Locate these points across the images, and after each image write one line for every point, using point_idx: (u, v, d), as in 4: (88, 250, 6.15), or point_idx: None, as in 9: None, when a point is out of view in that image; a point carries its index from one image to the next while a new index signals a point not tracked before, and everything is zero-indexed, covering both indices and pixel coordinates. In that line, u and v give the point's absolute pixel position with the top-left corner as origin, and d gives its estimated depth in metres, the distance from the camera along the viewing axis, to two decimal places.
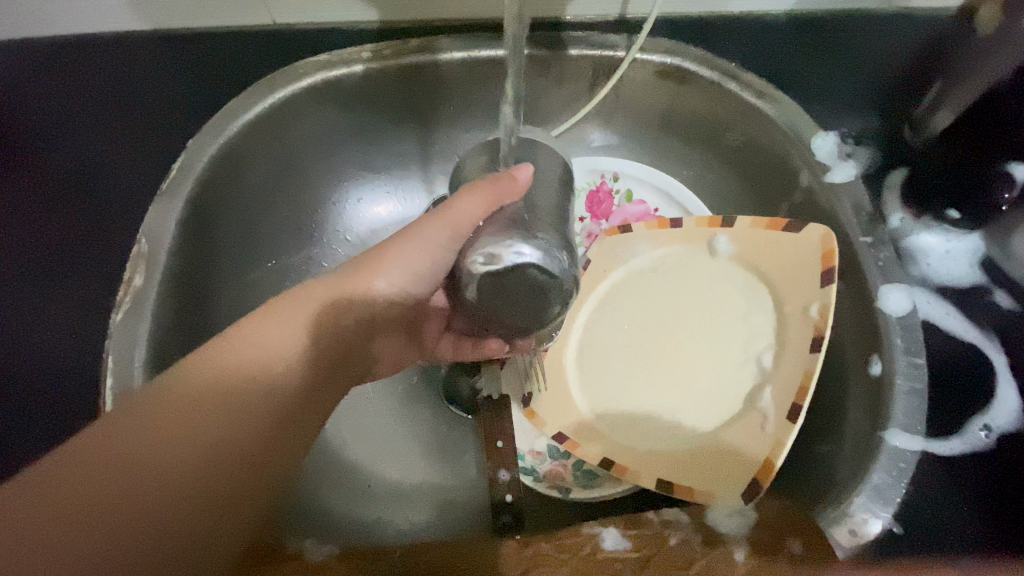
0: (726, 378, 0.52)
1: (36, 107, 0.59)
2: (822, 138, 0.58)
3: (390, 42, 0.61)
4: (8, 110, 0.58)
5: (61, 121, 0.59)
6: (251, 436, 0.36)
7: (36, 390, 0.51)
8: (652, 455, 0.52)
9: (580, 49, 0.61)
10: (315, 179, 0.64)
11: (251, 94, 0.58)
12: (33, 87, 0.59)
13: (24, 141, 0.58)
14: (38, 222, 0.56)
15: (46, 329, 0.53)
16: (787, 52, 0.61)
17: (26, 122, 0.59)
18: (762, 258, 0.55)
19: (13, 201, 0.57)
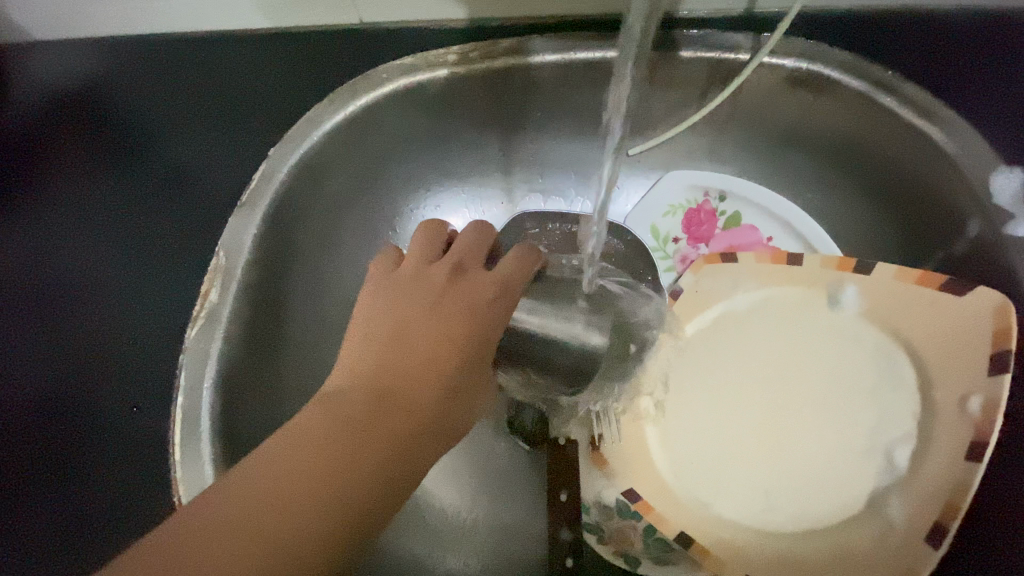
0: (844, 461, 0.47)
1: (131, 101, 0.59)
2: (1004, 176, 0.46)
3: (477, 43, 0.56)
4: (108, 102, 0.59)
5: (152, 116, 0.59)
6: (378, 447, 0.32)
7: (109, 391, 0.52)
8: (735, 537, 0.47)
9: (694, 50, 0.53)
10: (392, 187, 0.61)
11: (335, 99, 0.55)
12: (131, 81, 0.59)
13: (121, 135, 0.59)
14: (125, 219, 0.57)
15: (124, 330, 0.54)
16: (954, 60, 0.50)
17: (121, 115, 0.59)
18: (907, 323, 0.47)
19: (106, 194, 0.58)
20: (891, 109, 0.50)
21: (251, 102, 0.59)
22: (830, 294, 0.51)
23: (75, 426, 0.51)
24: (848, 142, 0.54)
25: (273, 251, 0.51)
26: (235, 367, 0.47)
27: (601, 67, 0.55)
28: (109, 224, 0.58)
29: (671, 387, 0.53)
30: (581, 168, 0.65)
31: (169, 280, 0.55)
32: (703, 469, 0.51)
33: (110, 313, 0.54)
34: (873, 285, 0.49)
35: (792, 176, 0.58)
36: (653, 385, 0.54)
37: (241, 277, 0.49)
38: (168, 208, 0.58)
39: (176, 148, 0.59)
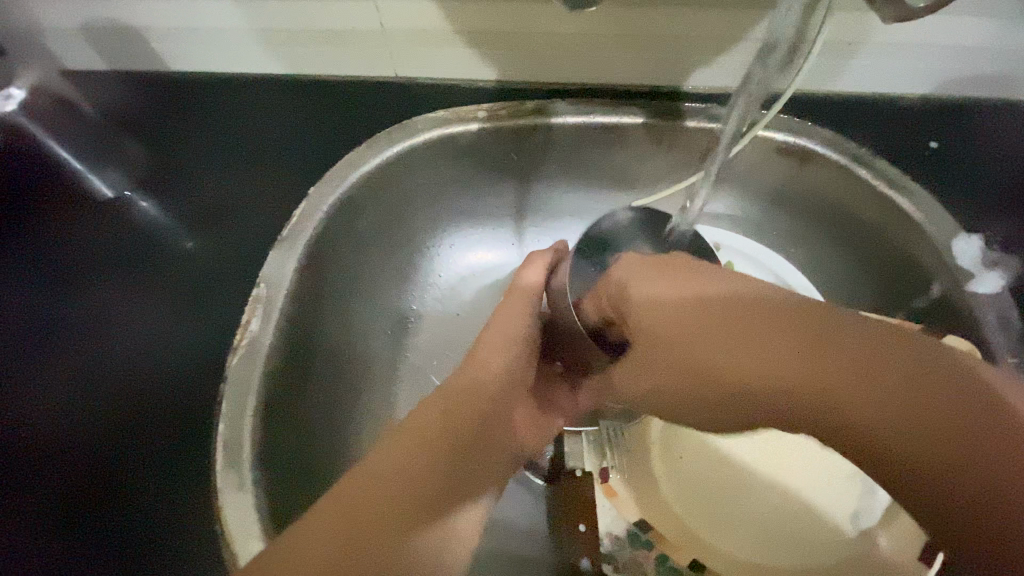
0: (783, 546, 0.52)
1: (215, 168, 0.63)
2: (964, 242, 0.53)
3: (505, 103, 0.62)
4: (209, 171, 0.63)
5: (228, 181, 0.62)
6: None
7: (172, 450, 0.53)
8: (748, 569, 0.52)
9: (697, 121, 0.60)
10: (418, 227, 0.65)
11: (371, 146, 0.60)
12: (216, 149, 0.63)
13: (226, 197, 0.62)
14: (196, 298, 0.58)
15: (187, 384, 0.55)
16: (923, 133, 0.57)
17: (187, 181, 0.63)
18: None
19: (195, 272, 0.59)
20: (867, 180, 0.56)
21: (290, 148, 0.63)
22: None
23: (147, 471, 0.52)
24: (831, 206, 0.59)
25: (312, 285, 0.54)
26: (273, 398, 0.48)
27: (617, 131, 0.62)
28: (114, 277, 0.59)
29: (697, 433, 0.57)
30: (588, 218, 0.69)
31: (223, 326, 0.57)
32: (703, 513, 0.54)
33: (93, 320, 0.58)
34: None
35: (783, 231, 0.63)
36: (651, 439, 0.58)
37: (283, 310, 0.51)
38: (226, 286, 0.59)
39: (250, 205, 0.61)
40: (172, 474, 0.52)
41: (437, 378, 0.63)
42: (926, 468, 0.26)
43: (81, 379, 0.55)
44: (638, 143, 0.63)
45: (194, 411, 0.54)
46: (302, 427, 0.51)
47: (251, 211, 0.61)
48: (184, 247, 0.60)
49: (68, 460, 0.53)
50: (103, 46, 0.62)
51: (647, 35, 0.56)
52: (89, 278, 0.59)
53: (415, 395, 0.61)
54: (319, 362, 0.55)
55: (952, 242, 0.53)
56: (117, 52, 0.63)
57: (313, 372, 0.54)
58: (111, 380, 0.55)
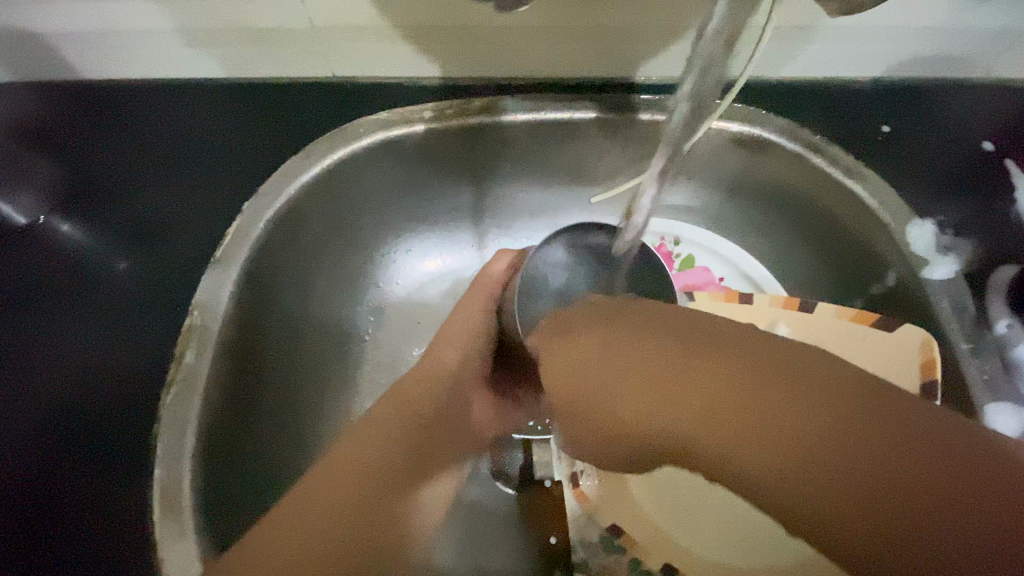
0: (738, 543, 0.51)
1: (139, 181, 0.58)
2: (918, 228, 0.53)
3: (452, 100, 0.59)
4: (133, 184, 0.58)
5: (156, 195, 0.57)
6: None
7: (94, 494, 0.48)
8: (719, 569, 0.51)
9: (650, 113, 0.58)
10: (369, 235, 0.61)
11: (311, 153, 0.56)
12: (139, 160, 0.58)
13: (153, 211, 0.57)
14: (122, 323, 0.53)
15: (114, 418, 0.50)
16: (875, 118, 0.57)
17: (109, 197, 0.58)
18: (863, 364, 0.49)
19: (122, 296, 0.54)
20: (822, 167, 0.55)
21: (224, 157, 0.58)
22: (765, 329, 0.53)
23: (69, 519, 0.47)
24: (787, 196, 0.59)
25: (254, 307, 0.51)
26: (213, 435, 0.45)
27: (570, 126, 0.60)
28: (32, 306, 0.54)
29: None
30: (546, 215, 0.67)
31: (153, 354, 0.52)
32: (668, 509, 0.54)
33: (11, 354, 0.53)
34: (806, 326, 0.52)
35: (740, 221, 0.62)
36: None
37: (220, 338, 0.47)
38: (156, 309, 0.54)
39: (179, 218, 0.57)
40: (99, 520, 0.47)
41: None
42: (868, 500, 0.20)
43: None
44: (592, 138, 0.61)
45: (121, 448, 0.49)
46: (252, 460, 0.48)
47: (182, 225, 0.57)
48: (115, 269, 0.55)
49: None
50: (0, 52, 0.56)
51: (595, 27, 0.53)
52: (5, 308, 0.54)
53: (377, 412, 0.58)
54: (268, 388, 0.52)
55: (906, 227, 0.53)
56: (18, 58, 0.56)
57: (260, 400, 0.50)
58: (29, 420, 0.50)
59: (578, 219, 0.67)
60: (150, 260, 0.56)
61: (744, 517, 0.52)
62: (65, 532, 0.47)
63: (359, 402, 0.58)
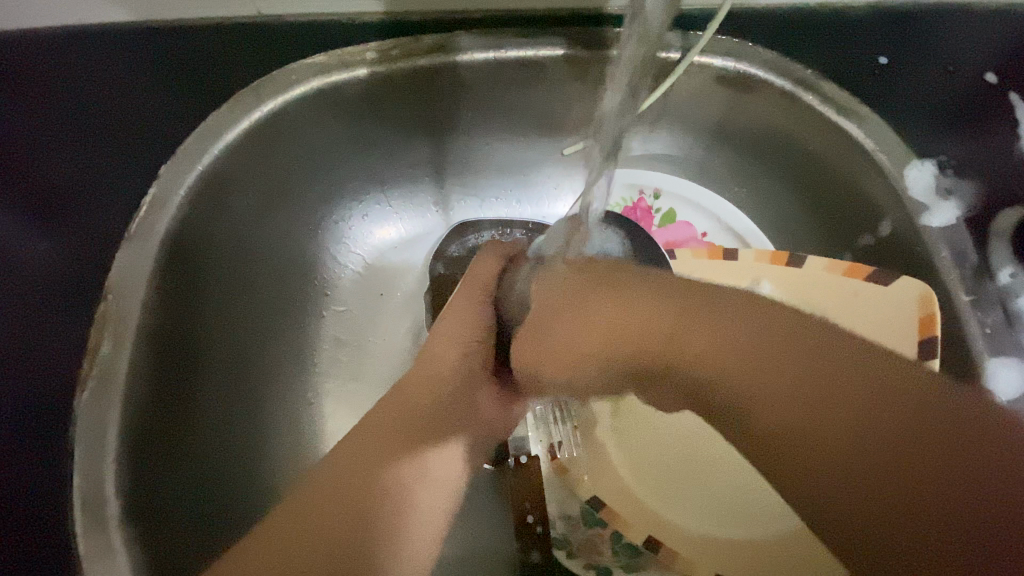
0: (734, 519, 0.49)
1: (28, 148, 0.49)
2: (916, 168, 0.48)
3: (398, 40, 0.51)
4: (18, 152, 0.49)
5: (51, 164, 0.49)
6: None
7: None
8: (707, 540, 0.49)
9: (623, 49, 0.52)
10: (316, 200, 0.55)
11: (236, 106, 0.49)
12: (24, 125, 0.49)
13: (53, 184, 0.49)
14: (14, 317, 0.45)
15: (13, 423, 0.43)
16: (871, 49, 0.51)
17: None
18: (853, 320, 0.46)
19: (15, 285, 0.46)
20: (815, 107, 0.50)
21: (140, 120, 0.50)
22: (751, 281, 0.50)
23: None
24: (775, 141, 0.53)
25: (181, 287, 0.45)
26: (140, 434, 0.41)
27: (534, 68, 0.53)
28: None
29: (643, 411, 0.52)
30: (515, 171, 0.61)
31: (61, 347, 0.45)
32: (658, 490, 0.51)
33: None
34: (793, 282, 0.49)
35: (723, 171, 0.57)
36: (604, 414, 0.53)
37: (139, 325, 0.42)
38: (64, 296, 0.47)
39: (87, 190, 0.49)
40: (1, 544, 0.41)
41: (361, 371, 0.55)
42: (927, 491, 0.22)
43: None
44: (559, 80, 0.54)
45: (26, 458, 0.42)
46: (197, 454, 0.44)
47: (92, 198, 0.49)
48: (32, 249, 0.48)
49: None
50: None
51: None
52: None
53: (339, 393, 0.54)
54: (210, 375, 0.47)
55: (904, 170, 0.48)
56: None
57: (200, 387, 0.46)
58: None
59: (550, 174, 0.62)
60: (51, 240, 0.48)
61: (726, 487, 0.50)
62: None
63: (319, 380, 0.54)
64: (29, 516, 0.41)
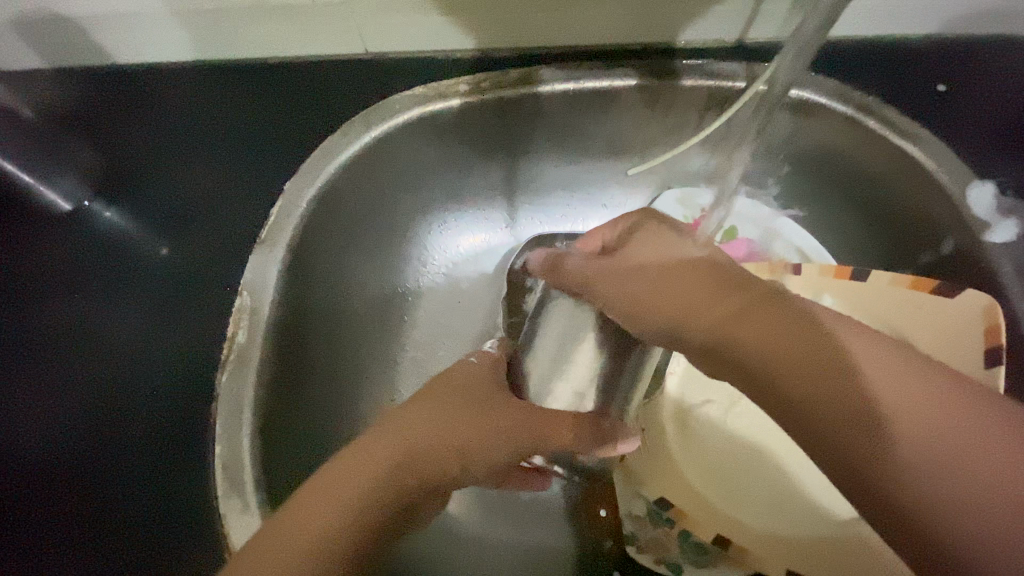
0: (799, 506, 0.52)
1: (171, 162, 0.58)
2: (978, 188, 0.51)
3: (488, 72, 0.57)
4: (165, 167, 0.58)
5: (189, 176, 0.58)
6: None
7: (151, 467, 0.49)
8: (774, 540, 0.50)
9: (694, 79, 0.56)
10: (406, 215, 0.61)
11: (347, 132, 0.55)
12: (168, 142, 0.58)
13: (190, 192, 0.57)
14: (164, 306, 0.54)
15: (163, 394, 0.51)
16: (930, 76, 0.54)
17: (143, 179, 0.58)
18: (917, 331, 0.48)
19: (163, 279, 0.55)
20: (876, 131, 0.53)
21: (262, 142, 0.58)
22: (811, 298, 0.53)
23: (129, 491, 0.48)
24: (835, 164, 0.57)
25: (297, 287, 0.51)
26: (267, 414, 0.46)
27: (608, 96, 0.58)
28: (80, 291, 0.55)
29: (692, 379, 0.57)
30: (583, 190, 0.66)
31: (198, 333, 0.53)
32: (721, 480, 0.54)
33: (53, 334, 0.54)
34: (854, 296, 0.51)
35: (784, 189, 0.60)
36: (667, 403, 0.56)
37: (269, 319, 0.48)
38: (199, 289, 0.55)
39: (215, 197, 0.57)
40: (152, 494, 0.48)
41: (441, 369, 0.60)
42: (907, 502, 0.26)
43: (53, 400, 0.52)
44: (630, 107, 0.59)
45: (172, 424, 0.50)
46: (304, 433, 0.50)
47: (220, 205, 0.57)
48: (157, 253, 0.56)
49: (44, 483, 0.49)
50: (28, 37, 0.55)
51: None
52: (50, 291, 0.55)
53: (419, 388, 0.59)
54: (314, 368, 0.53)
55: (966, 190, 0.51)
56: (48, 44, 0.56)
57: (308, 378, 0.52)
58: (84, 399, 0.51)
59: (614, 193, 0.66)
60: (190, 241, 0.56)
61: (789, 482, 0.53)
62: (121, 512, 0.48)
63: (402, 377, 0.59)
64: (164, 480, 0.49)
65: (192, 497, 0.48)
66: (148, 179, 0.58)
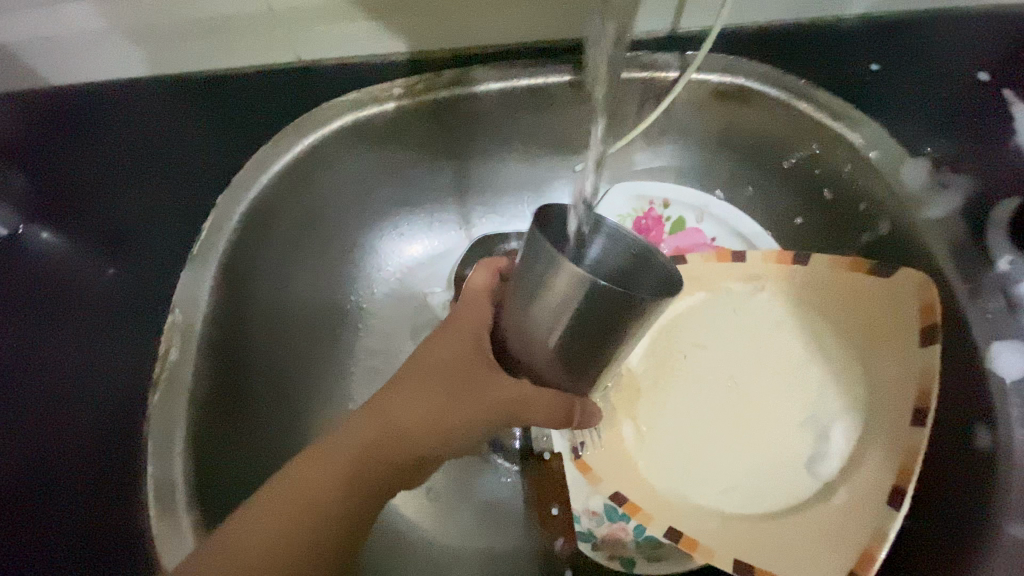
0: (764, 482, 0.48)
1: (108, 180, 0.57)
2: (911, 165, 0.50)
3: (422, 75, 0.57)
4: (101, 186, 0.57)
5: (126, 194, 0.57)
6: None
7: (87, 492, 0.48)
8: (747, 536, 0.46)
9: (628, 71, 0.56)
10: (350, 222, 0.60)
11: (281, 141, 0.55)
12: (104, 161, 0.57)
13: (127, 210, 0.57)
14: (104, 327, 0.53)
15: (102, 416, 0.50)
16: (862, 56, 0.54)
17: (79, 200, 0.57)
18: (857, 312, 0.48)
19: (100, 300, 0.54)
20: (808, 114, 0.53)
21: (201, 155, 0.57)
22: (755, 287, 0.54)
23: (66, 517, 0.47)
24: (775, 150, 0.56)
25: (232, 301, 0.51)
26: (203, 430, 0.46)
27: (544, 93, 0.58)
28: (18, 316, 0.54)
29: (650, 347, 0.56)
30: (530, 188, 0.65)
31: (138, 352, 0.52)
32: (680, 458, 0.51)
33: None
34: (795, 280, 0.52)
35: (728, 177, 0.60)
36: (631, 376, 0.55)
37: (200, 335, 0.48)
38: (139, 307, 0.54)
39: (153, 213, 0.56)
40: (89, 518, 0.47)
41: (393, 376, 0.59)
42: None
43: None
44: (568, 103, 0.59)
45: (112, 446, 0.49)
46: (244, 448, 0.49)
47: (158, 222, 0.56)
48: (102, 273, 0.55)
49: None
50: None
51: None
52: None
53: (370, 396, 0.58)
54: (258, 379, 0.52)
55: (900, 167, 0.50)
56: None
57: (251, 391, 0.51)
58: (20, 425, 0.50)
59: (564, 189, 0.66)
60: (128, 259, 0.56)
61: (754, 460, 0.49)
62: (60, 537, 0.47)
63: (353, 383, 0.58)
64: (106, 503, 0.48)
65: (130, 521, 0.47)
66: (84, 198, 0.57)
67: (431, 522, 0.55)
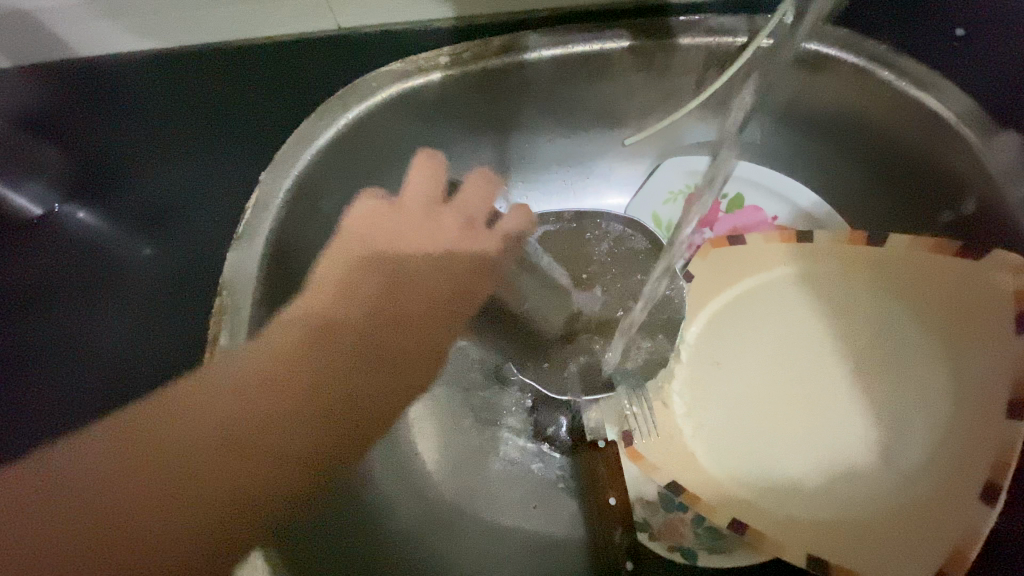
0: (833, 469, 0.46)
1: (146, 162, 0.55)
2: (1007, 138, 0.46)
3: (468, 42, 0.54)
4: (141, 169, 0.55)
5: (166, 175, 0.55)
6: None
7: None
8: (808, 526, 0.45)
9: (692, 36, 0.52)
10: (392, 200, 0.58)
11: (321, 115, 0.52)
12: (138, 142, 0.55)
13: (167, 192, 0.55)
14: (149, 311, 0.52)
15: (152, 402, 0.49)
16: (952, 18, 0.50)
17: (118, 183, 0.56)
18: (938, 298, 0.45)
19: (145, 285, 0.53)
20: (891, 82, 0.49)
21: (242, 132, 0.55)
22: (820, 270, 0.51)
23: None
24: (846, 123, 0.53)
25: (278, 283, 0.49)
26: (256, 418, 0.44)
27: (599, 62, 0.54)
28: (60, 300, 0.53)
29: (716, 315, 0.53)
30: (578, 163, 0.62)
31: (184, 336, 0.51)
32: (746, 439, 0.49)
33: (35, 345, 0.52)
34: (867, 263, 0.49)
35: (793, 152, 0.56)
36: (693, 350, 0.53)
37: (248, 321, 0.46)
38: (184, 290, 0.52)
39: (196, 197, 0.55)
40: None
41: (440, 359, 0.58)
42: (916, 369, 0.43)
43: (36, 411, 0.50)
44: (623, 73, 0.55)
45: None
46: None
47: (200, 205, 0.54)
48: (140, 254, 0.54)
49: None
50: None
51: None
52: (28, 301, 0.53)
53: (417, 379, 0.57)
54: None
55: (993, 141, 0.46)
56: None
57: None
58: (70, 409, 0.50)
59: (612, 166, 0.62)
60: (170, 243, 0.54)
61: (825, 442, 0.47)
62: None
63: None
64: None
65: None
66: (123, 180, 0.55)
67: (478, 505, 0.54)
